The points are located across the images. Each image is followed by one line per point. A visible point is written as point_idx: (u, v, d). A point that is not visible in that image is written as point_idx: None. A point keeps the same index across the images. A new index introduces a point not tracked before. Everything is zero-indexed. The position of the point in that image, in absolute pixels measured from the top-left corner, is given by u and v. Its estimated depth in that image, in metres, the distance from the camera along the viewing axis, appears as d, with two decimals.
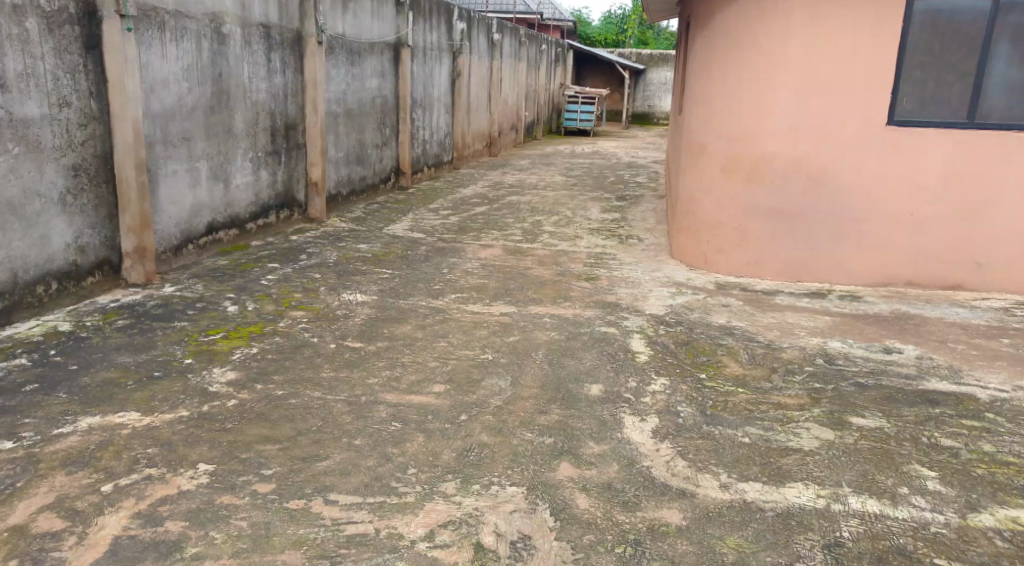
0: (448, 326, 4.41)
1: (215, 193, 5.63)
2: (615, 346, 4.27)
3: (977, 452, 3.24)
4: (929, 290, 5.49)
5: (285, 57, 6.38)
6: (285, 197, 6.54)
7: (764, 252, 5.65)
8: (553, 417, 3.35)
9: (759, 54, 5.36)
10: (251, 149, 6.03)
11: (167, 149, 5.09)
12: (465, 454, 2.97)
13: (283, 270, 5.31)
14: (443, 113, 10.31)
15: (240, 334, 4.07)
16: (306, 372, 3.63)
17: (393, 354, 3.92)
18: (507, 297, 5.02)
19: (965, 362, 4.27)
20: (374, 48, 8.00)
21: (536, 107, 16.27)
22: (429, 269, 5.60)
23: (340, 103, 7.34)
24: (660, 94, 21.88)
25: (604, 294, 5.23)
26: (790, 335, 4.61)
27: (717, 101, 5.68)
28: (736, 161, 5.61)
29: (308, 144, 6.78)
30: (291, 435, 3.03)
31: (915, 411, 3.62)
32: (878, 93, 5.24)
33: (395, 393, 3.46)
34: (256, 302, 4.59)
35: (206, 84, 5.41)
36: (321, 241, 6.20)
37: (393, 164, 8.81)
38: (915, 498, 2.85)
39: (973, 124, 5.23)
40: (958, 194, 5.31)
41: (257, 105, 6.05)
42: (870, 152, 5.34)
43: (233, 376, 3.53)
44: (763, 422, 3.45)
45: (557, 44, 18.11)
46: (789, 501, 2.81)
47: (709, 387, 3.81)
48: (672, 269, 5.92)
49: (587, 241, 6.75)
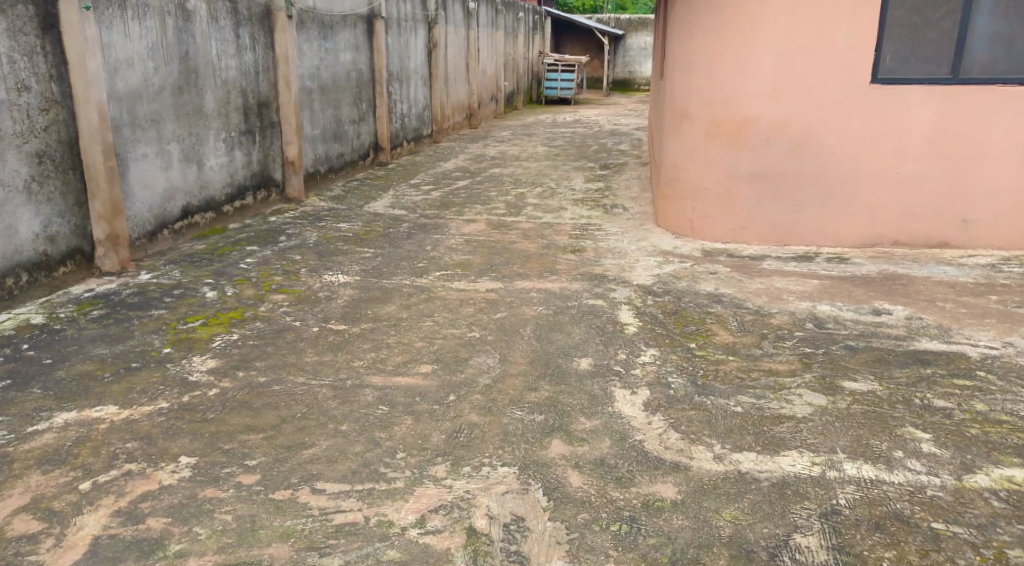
0: (434, 304, 4.33)
1: (189, 175, 5.49)
2: (604, 319, 4.21)
3: (970, 412, 3.22)
4: (916, 249, 5.46)
5: (254, 33, 6.20)
6: (261, 177, 6.40)
7: (750, 216, 5.59)
8: (543, 393, 3.29)
9: (739, 15, 5.23)
10: (224, 129, 5.88)
11: (136, 132, 4.94)
12: (454, 435, 2.92)
13: (262, 252, 5.20)
14: (421, 86, 10.13)
15: (219, 321, 3.97)
16: (289, 357, 3.55)
17: (378, 335, 3.85)
18: (492, 273, 4.94)
19: (955, 321, 4.24)
20: (346, 21, 7.81)
21: (516, 77, 16.10)
22: (413, 246, 5.51)
23: (313, 78, 7.18)
24: (640, 60, 21.76)
25: (590, 265, 5.17)
26: (779, 300, 4.58)
27: (695, 65, 5.56)
28: (719, 126, 5.52)
29: (283, 122, 6.63)
30: (275, 423, 2.95)
31: (907, 372, 3.60)
32: (861, 52, 5.16)
33: (382, 375, 3.38)
34: (235, 287, 4.49)
35: (172, 63, 5.25)
36: (300, 222, 6.08)
37: (371, 140, 8.67)
38: (910, 462, 2.82)
39: (957, 79, 5.16)
40: (942, 153, 5.27)
41: (228, 84, 5.89)
42: (853, 112, 5.28)
43: (214, 365, 3.45)
44: (755, 390, 3.40)
45: (535, 11, 17.88)
46: (785, 470, 2.77)
47: (698, 357, 3.77)
48: (658, 237, 5.84)
49: (571, 212, 6.67)
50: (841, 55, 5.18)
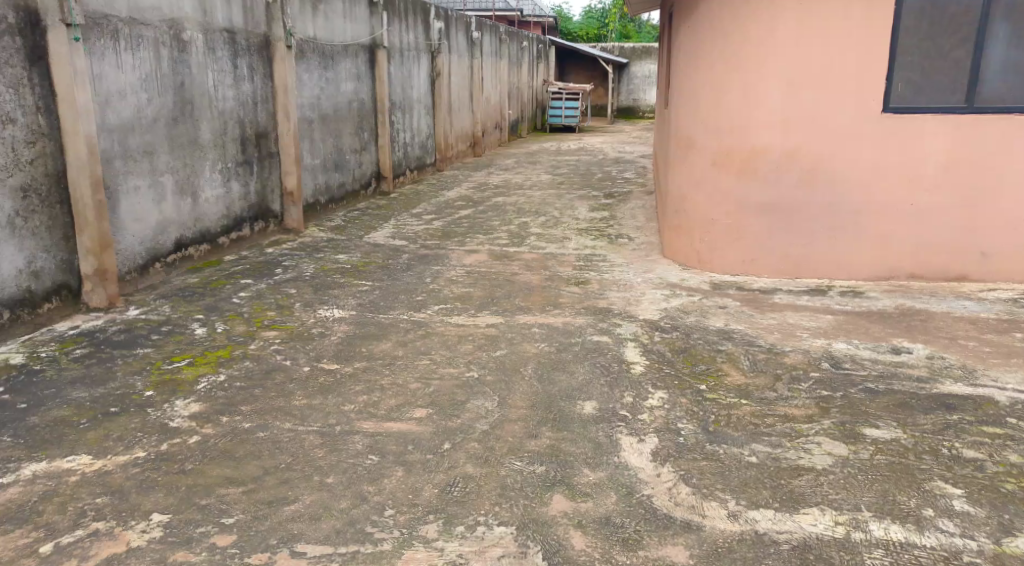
0: (431, 341, 4.15)
1: (183, 207, 5.34)
2: (609, 357, 4.01)
3: (1003, 464, 3.06)
4: (932, 282, 5.26)
5: (253, 63, 6.09)
6: (258, 208, 6.25)
7: (760, 249, 5.41)
8: (544, 441, 3.09)
9: (746, 43, 5.10)
10: (220, 160, 5.74)
11: (128, 163, 4.81)
12: (448, 489, 2.71)
13: (257, 286, 5.03)
14: (424, 114, 10.04)
15: (207, 360, 3.79)
16: (276, 400, 3.34)
17: (372, 376, 3.65)
18: (493, 307, 4.76)
19: (979, 362, 4.06)
20: (348, 50, 7.72)
21: (521, 105, 16.04)
22: (412, 279, 5.34)
23: (313, 108, 7.07)
24: (645, 88, 21.75)
25: (595, 299, 4.98)
26: (792, 338, 4.38)
27: (702, 94, 5.42)
28: (726, 155, 5.36)
29: (282, 152, 6.49)
30: (257, 475, 2.76)
31: (932, 419, 3.43)
32: (872, 81, 5.01)
33: (373, 421, 3.18)
34: (225, 323, 4.31)
35: (167, 93, 5.13)
36: (297, 254, 5.91)
37: (373, 169, 8.54)
38: (942, 522, 2.66)
39: (973, 108, 5.00)
40: (958, 183, 5.09)
41: (225, 114, 5.76)
42: (865, 141, 5.11)
43: (198, 409, 3.25)
44: (770, 438, 3.22)
45: (539, 39, 17.87)
46: (805, 530, 2.59)
47: (709, 400, 3.56)
48: (665, 269, 5.66)
49: (575, 242, 6.49)
50: (852, 82, 5.02)
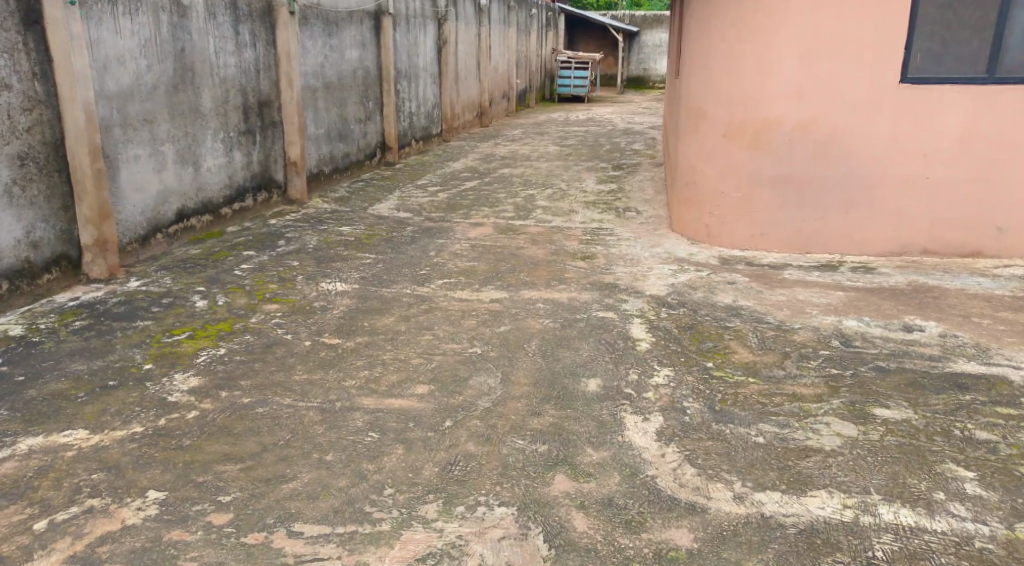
0: (434, 315, 4.09)
1: (184, 177, 5.27)
2: (614, 334, 3.95)
3: (1016, 446, 3.00)
4: (946, 258, 5.16)
5: (255, 30, 5.98)
6: (261, 178, 6.17)
7: (771, 223, 5.32)
8: (547, 420, 3.04)
9: (761, 11, 4.96)
10: (222, 129, 5.66)
11: (127, 132, 4.73)
12: (448, 468, 2.67)
13: (259, 258, 4.97)
14: (430, 83, 9.89)
15: (207, 333, 3.74)
16: (276, 375, 3.29)
17: (373, 351, 3.60)
18: (498, 281, 4.69)
19: (992, 340, 3.98)
20: (352, 17, 7.58)
21: (529, 75, 15.84)
22: (416, 252, 5.27)
23: (317, 76, 6.95)
24: (655, 58, 21.46)
25: (601, 273, 4.91)
26: (801, 315, 4.30)
27: (714, 64, 5.29)
28: (738, 127, 5.25)
29: (285, 122, 6.40)
30: (255, 452, 2.71)
31: (944, 400, 3.36)
32: (889, 51, 4.87)
33: (374, 397, 3.14)
34: (226, 296, 4.25)
35: (167, 60, 5.03)
36: (301, 225, 5.84)
37: (378, 139, 8.44)
38: (954, 506, 2.61)
39: (992, 79, 4.87)
40: (974, 157, 4.98)
41: (227, 82, 5.66)
42: (881, 113, 4.99)
43: (197, 383, 3.20)
44: (778, 418, 3.16)
45: (548, 8, 17.60)
46: (813, 514, 2.54)
47: (716, 379, 3.50)
48: (673, 243, 5.58)
49: (582, 215, 6.40)
50: (869, 52, 4.89)
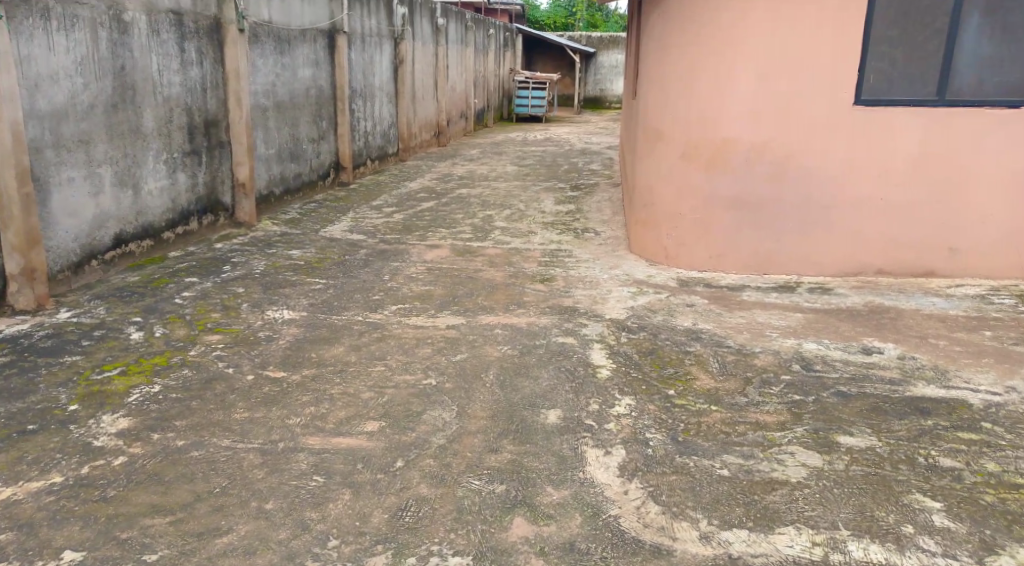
0: (387, 344, 3.92)
1: (123, 201, 5.03)
2: (574, 360, 3.83)
3: (982, 474, 2.93)
4: (901, 278, 5.17)
5: (201, 47, 5.77)
6: (207, 201, 5.94)
7: (728, 244, 5.27)
8: (505, 456, 2.89)
9: (718, 31, 4.93)
10: (165, 150, 5.43)
11: (60, 154, 4.49)
12: (398, 514, 2.51)
13: (202, 285, 4.75)
14: (386, 103, 9.75)
15: (141, 369, 3.51)
16: (215, 414, 3.10)
17: (321, 385, 3.42)
18: (454, 307, 4.54)
19: (951, 362, 3.95)
20: (305, 35, 7.42)
21: (486, 94, 15.79)
22: (369, 276, 5.10)
23: (267, 95, 6.76)
24: (611, 78, 21.62)
25: (560, 297, 4.79)
26: (762, 338, 4.23)
27: (671, 85, 5.25)
28: (696, 147, 5.20)
29: (233, 142, 6.18)
30: (188, 501, 2.52)
31: (907, 425, 3.30)
32: (844, 73, 4.88)
33: (321, 435, 2.97)
34: (164, 326, 4.03)
35: (105, 78, 4.81)
36: (248, 249, 5.63)
37: (332, 159, 8.25)
38: (923, 540, 2.54)
39: (943, 101, 4.91)
40: (927, 178, 5.00)
41: (171, 101, 5.44)
42: (836, 135, 4.99)
43: (126, 425, 2.99)
44: (742, 449, 3.06)
45: (506, 27, 17.62)
46: (781, 553, 2.45)
47: (678, 407, 3.40)
48: (631, 265, 5.50)
49: (540, 237, 6.29)
50: (824, 73, 4.89)
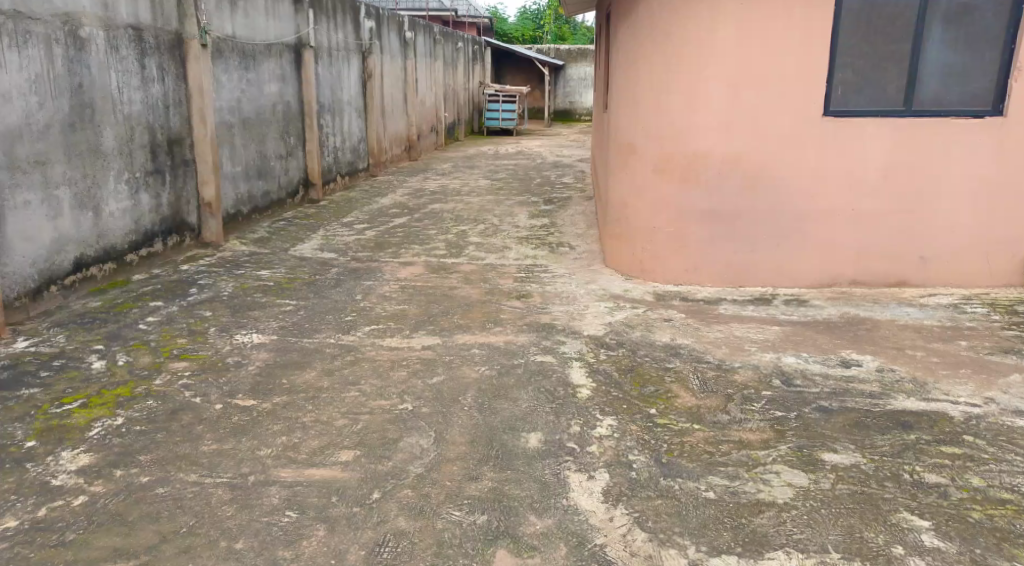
0: (360, 368, 3.81)
1: (83, 223, 4.88)
2: (553, 380, 3.75)
3: (967, 489, 2.90)
4: (875, 288, 5.17)
5: (163, 63, 5.64)
6: (172, 221, 5.79)
7: (702, 257, 5.24)
8: (485, 484, 2.83)
9: (688, 44, 4.91)
10: (127, 170, 5.28)
11: (15, 176, 4.34)
12: (377, 551, 2.48)
13: (168, 309, 4.60)
14: (355, 117, 9.64)
15: (103, 400, 3.38)
16: (181, 447, 3.01)
17: (293, 413, 3.32)
18: (429, 326, 4.45)
19: (930, 374, 3.93)
20: (271, 50, 7.31)
21: (457, 108, 15.74)
22: (341, 296, 4.98)
23: (233, 112, 6.63)
24: (580, 91, 21.70)
25: (537, 314, 4.71)
26: (741, 352, 4.19)
27: (642, 98, 5.22)
28: (668, 161, 5.16)
29: (198, 160, 6.04)
30: (153, 543, 2.47)
31: (890, 440, 3.26)
32: (813, 85, 4.89)
33: (293, 467, 2.90)
34: (127, 354, 3.89)
35: (62, 97, 4.66)
36: (215, 270, 5.48)
37: (301, 176, 8.12)
38: (913, 562, 2.51)
39: (911, 112, 4.94)
40: (897, 188, 5.02)
41: (132, 119, 5.30)
42: (807, 146, 4.99)
43: (87, 462, 2.89)
44: (727, 469, 3.01)
45: (475, 41, 17.61)
46: None
47: (660, 427, 3.33)
48: (607, 280, 5.45)
49: (515, 252, 6.22)
50: (793, 85, 4.89)
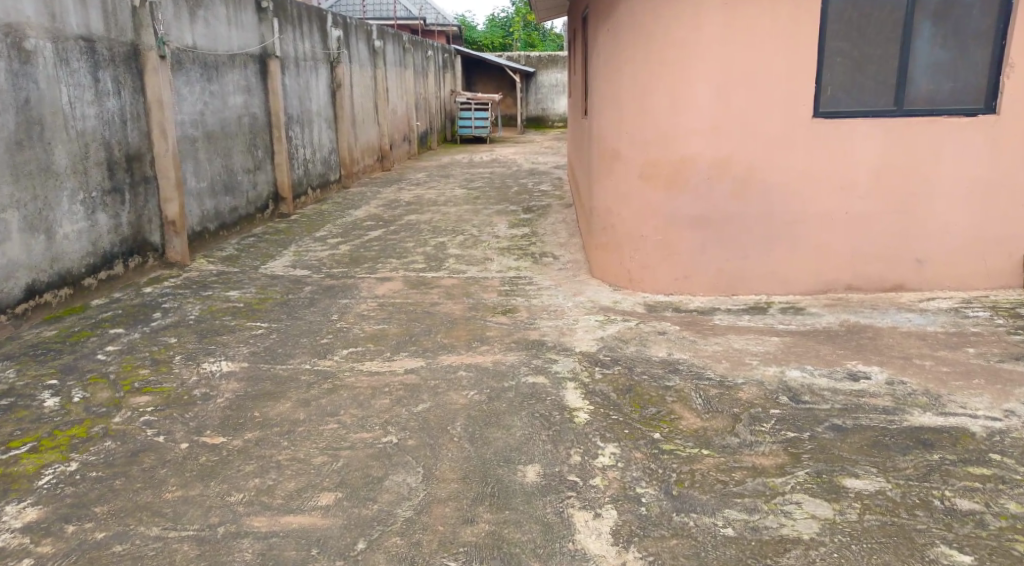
0: (339, 397, 3.52)
1: (35, 247, 4.54)
2: (548, 404, 3.48)
3: (1005, 517, 2.67)
4: (871, 294, 4.97)
5: (119, 76, 5.31)
6: (134, 241, 5.45)
7: (692, 266, 5.01)
8: (482, 528, 2.59)
9: (672, 45, 4.69)
10: (83, 189, 4.94)
11: None
12: None
13: (129, 336, 4.28)
14: (326, 128, 9.33)
15: (55, 444, 3.09)
16: (142, 496, 2.74)
17: (266, 451, 3.03)
18: (411, 347, 4.16)
19: (943, 386, 3.72)
20: (235, 60, 7.00)
21: (429, 116, 15.47)
22: (315, 316, 4.69)
23: (196, 125, 6.31)
24: (553, 97, 21.53)
25: (525, 330, 4.45)
26: (742, 366, 3.96)
27: (624, 102, 4.99)
28: (655, 166, 4.93)
29: (160, 177, 5.71)
30: None
31: (913, 461, 3.04)
32: (802, 85, 4.69)
33: (267, 515, 2.64)
34: (84, 390, 3.57)
35: (6, 112, 4.33)
36: (180, 293, 5.16)
37: (270, 189, 7.79)
38: None
39: (903, 111, 4.75)
40: (890, 190, 4.83)
41: (86, 135, 4.97)
42: (797, 148, 4.78)
43: (34, 517, 2.63)
44: (743, 501, 2.76)
45: (445, 49, 17.38)
46: None
47: (667, 454, 3.08)
48: (595, 291, 5.20)
49: (498, 264, 5.95)
50: (782, 86, 4.69)
